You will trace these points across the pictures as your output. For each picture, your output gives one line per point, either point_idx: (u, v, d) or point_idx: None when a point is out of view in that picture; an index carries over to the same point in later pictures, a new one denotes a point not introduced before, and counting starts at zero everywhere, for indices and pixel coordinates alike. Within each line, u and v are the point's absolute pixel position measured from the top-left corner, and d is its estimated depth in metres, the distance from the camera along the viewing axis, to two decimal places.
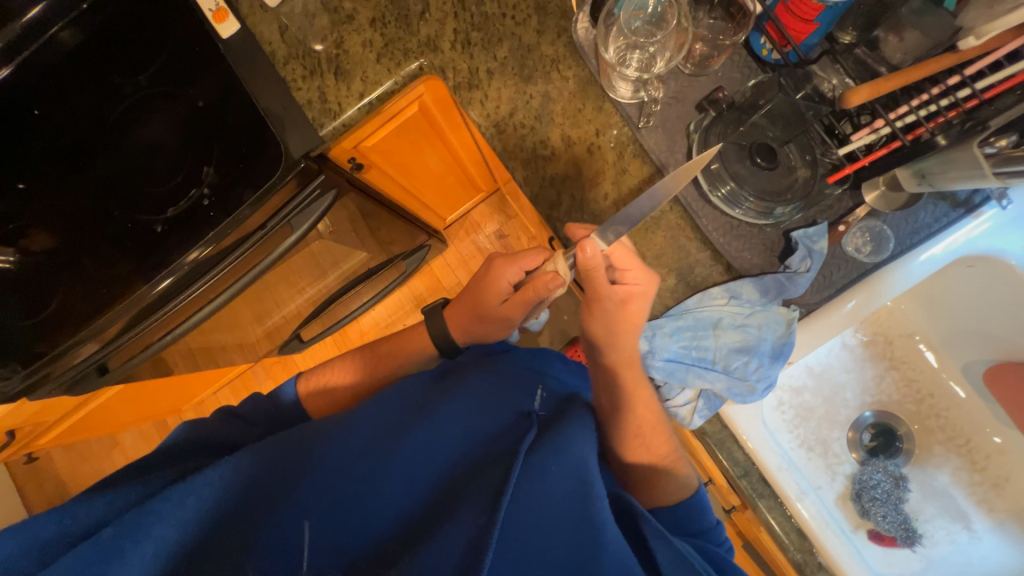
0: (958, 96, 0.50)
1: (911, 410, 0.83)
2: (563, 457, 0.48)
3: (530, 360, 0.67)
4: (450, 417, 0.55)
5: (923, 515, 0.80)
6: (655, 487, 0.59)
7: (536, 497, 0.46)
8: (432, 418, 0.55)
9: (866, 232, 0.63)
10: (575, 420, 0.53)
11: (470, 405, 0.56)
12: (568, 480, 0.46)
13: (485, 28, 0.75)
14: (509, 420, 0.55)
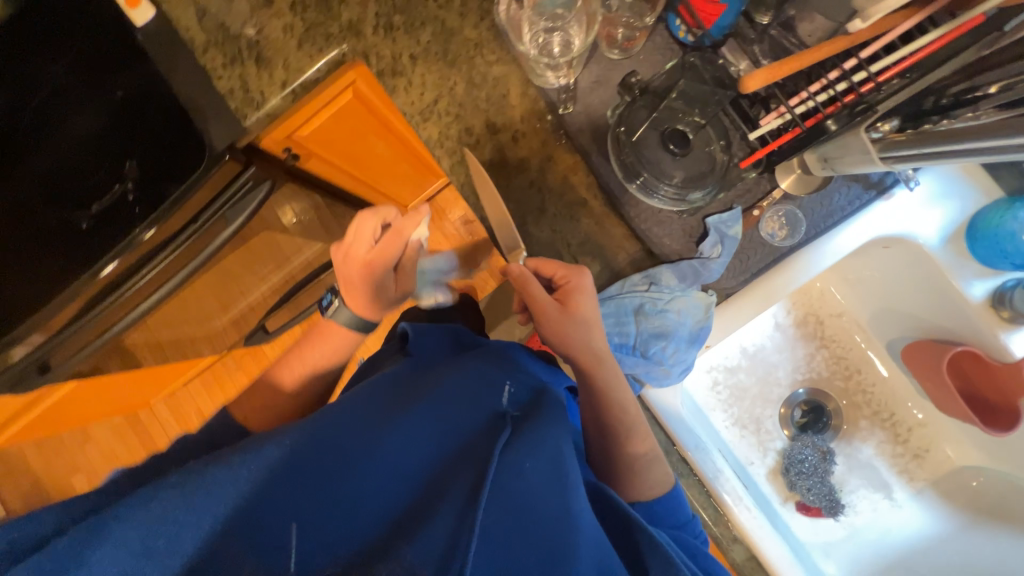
0: (856, 79, 0.49)
1: (840, 387, 0.85)
2: (539, 454, 0.45)
3: (500, 352, 0.58)
4: (422, 406, 0.46)
5: (848, 487, 0.84)
6: (639, 488, 0.59)
7: (516, 498, 0.41)
8: (401, 408, 0.46)
9: (781, 216, 0.63)
10: (548, 413, 0.50)
11: (441, 395, 0.48)
12: (546, 481, 0.43)
13: (407, 12, 0.73)
14: (482, 413, 0.48)
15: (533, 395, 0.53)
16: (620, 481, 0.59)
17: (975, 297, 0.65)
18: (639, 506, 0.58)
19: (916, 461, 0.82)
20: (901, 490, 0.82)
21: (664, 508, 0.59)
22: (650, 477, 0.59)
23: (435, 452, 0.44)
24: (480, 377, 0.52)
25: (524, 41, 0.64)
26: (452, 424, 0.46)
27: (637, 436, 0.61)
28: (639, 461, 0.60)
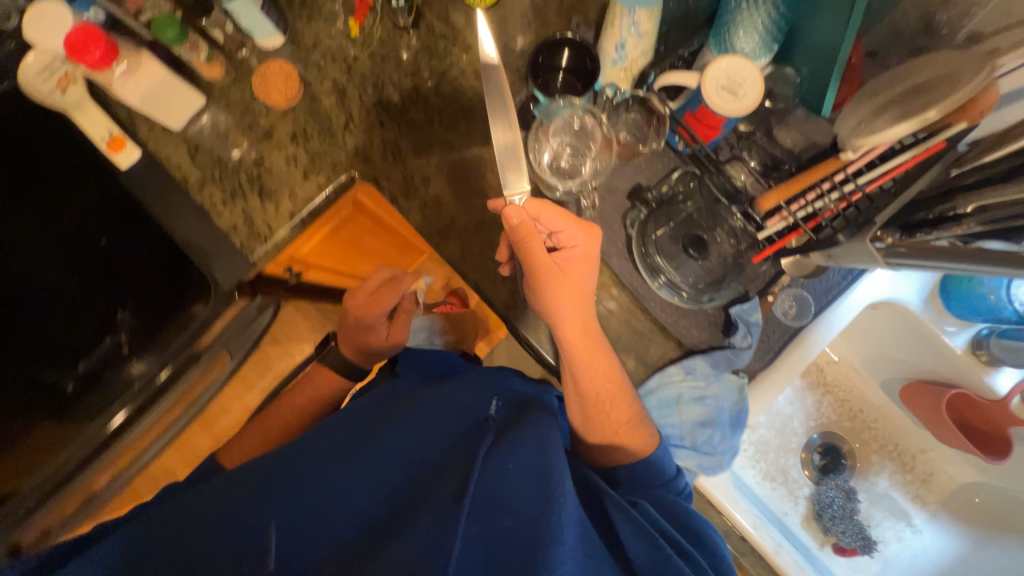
0: (846, 189, 0.58)
1: (848, 427, 0.92)
2: (520, 451, 0.47)
3: (482, 380, 0.67)
4: (409, 436, 0.56)
5: (875, 521, 0.90)
6: (624, 451, 0.64)
7: (499, 494, 0.43)
8: (393, 437, 0.56)
9: (791, 297, 0.70)
10: (531, 420, 0.54)
11: (428, 424, 0.57)
12: (527, 473, 0.45)
13: (414, 136, 0.76)
14: (463, 429, 0.56)
15: (522, 409, 0.59)
16: (610, 451, 0.64)
17: (959, 346, 0.74)
18: (624, 472, 0.64)
19: (924, 485, 0.90)
20: (919, 515, 0.90)
21: (648, 470, 0.62)
22: (634, 444, 0.63)
23: (423, 466, 0.52)
24: (461, 407, 0.60)
25: (540, 162, 0.67)
26: (436, 445, 0.54)
27: (619, 399, 0.64)
28: (625, 426, 0.64)
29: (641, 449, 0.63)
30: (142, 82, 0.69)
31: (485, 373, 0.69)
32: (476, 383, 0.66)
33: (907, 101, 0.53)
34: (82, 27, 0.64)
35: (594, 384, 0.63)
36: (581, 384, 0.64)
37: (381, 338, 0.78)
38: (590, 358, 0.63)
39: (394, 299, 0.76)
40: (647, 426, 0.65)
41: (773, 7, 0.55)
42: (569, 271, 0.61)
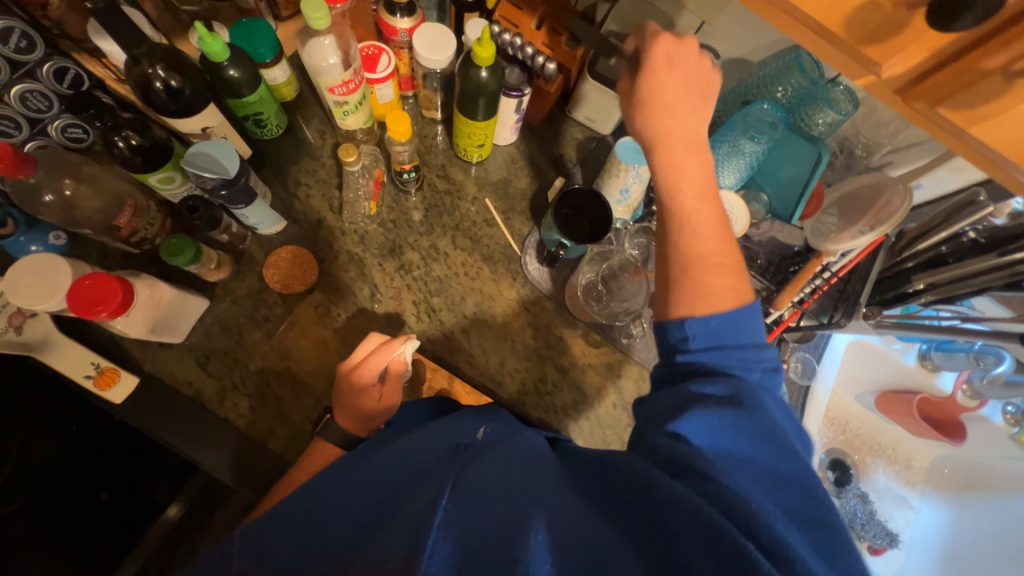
0: (824, 276, 0.73)
1: (842, 440, 1.06)
2: (504, 470, 0.44)
3: (468, 419, 0.59)
4: (382, 470, 0.51)
5: (889, 515, 1.04)
6: (696, 303, 0.45)
7: (472, 493, 0.39)
8: (364, 474, 0.52)
9: (798, 362, 0.83)
10: (512, 444, 0.50)
11: (400, 454, 0.52)
12: (506, 488, 0.41)
13: (444, 292, 0.78)
14: (440, 451, 0.52)
15: (508, 432, 0.56)
16: (679, 299, 0.45)
17: (912, 363, 0.94)
18: (691, 324, 0.44)
19: (909, 470, 1.08)
20: (914, 497, 1.06)
21: (724, 325, 0.43)
22: (722, 286, 0.45)
23: (397, 484, 0.48)
24: (438, 433, 0.56)
25: (576, 294, 0.77)
26: (413, 465, 0.50)
27: (707, 235, 0.47)
28: (707, 259, 0.46)
29: (727, 302, 0.44)
30: (151, 310, 0.62)
31: (481, 411, 0.63)
32: (463, 421, 0.58)
33: (855, 213, 0.70)
34: (94, 276, 0.52)
35: (687, 209, 0.47)
36: (662, 219, 0.49)
37: (372, 401, 0.64)
38: (676, 180, 0.48)
39: (380, 363, 0.63)
40: (743, 284, 0.46)
41: (752, 159, 0.68)
42: (670, 66, 0.49)
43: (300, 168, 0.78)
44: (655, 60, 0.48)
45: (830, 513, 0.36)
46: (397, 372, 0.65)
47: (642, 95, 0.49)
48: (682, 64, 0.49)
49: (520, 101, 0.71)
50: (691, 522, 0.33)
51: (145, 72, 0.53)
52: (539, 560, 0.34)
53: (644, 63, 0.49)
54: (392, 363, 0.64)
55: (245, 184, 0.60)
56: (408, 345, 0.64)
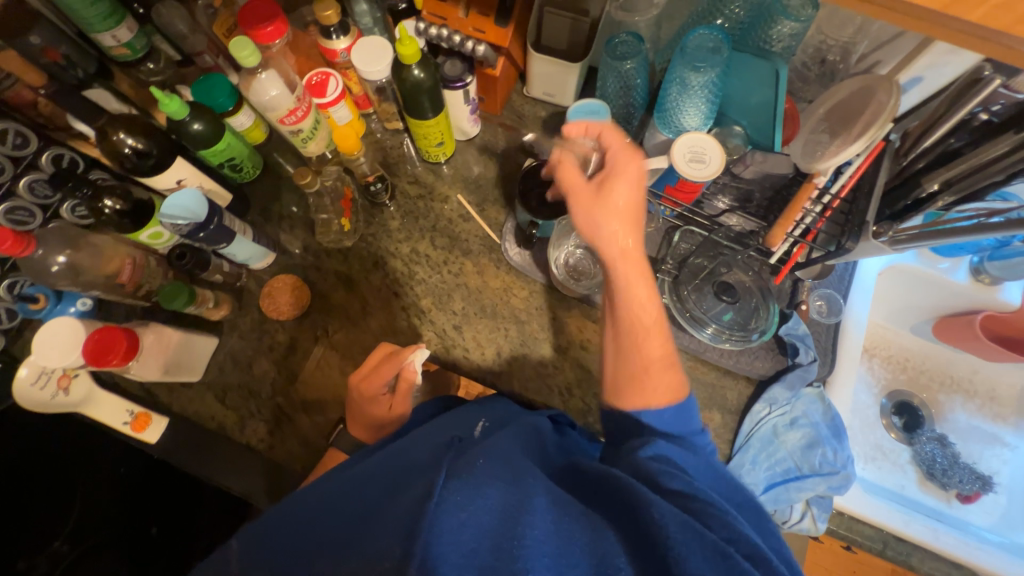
0: (824, 201, 0.66)
1: (905, 380, 0.96)
2: (498, 457, 0.43)
3: (476, 413, 0.60)
4: (385, 462, 0.51)
5: (977, 456, 0.91)
6: (653, 398, 0.50)
7: (468, 482, 0.38)
8: (359, 470, 0.52)
9: (820, 298, 0.76)
10: (508, 433, 0.50)
11: (398, 449, 0.53)
12: (500, 473, 0.40)
13: (432, 292, 0.79)
14: (435, 443, 0.51)
15: (505, 422, 0.56)
16: (624, 398, 0.51)
17: (965, 280, 0.81)
18: (651, 414, 0.49)
19: (993, 402, 0.94)
20: (1007, 433, 0.92)
21: (677, 416, 0.49)
22: (668, 382, 0.50)
23: (393, 479, 0.47)
24: (432, 428, 0.56)
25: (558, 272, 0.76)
26: (409, 459, 0.50)
27: (654, 337, 0.51)
28: (655, 363, 0.51)
29: (675, 396, 0.50)
30: (159, 353, 0.69)
31: (483, 403, 0.63)
32: (466, 415, 0.59)
33: (844, 123, 0.63)
34: (103, 329, 0.59)
35: (637, 318, 0.51)
36: (616, 316, 0.52)
37: (382, 410, 0.65)
38: (626, 281, 0.51)
39: (392, 371, 0.65)
40: (685, 378, 0.52)
41: (707, 91, 0.63)
42: (632, 178, 0.51)
43: (282, 202, 0.83)
44: (620, 171, 0.51)
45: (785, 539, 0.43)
46: (408, 381, 0.65)
47: (605, 196, 0.51)
48: (638, 174, 0.51)
49: (466, 91, 0.72)
50: (683, 525, 0.35)
51: (114, 142, 0.61)
52: (537, 558, 0.34)
53: (610, 171, 0.51)
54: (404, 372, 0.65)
55: (220, 224, 0.65)
56: (417, 355, 0.64)
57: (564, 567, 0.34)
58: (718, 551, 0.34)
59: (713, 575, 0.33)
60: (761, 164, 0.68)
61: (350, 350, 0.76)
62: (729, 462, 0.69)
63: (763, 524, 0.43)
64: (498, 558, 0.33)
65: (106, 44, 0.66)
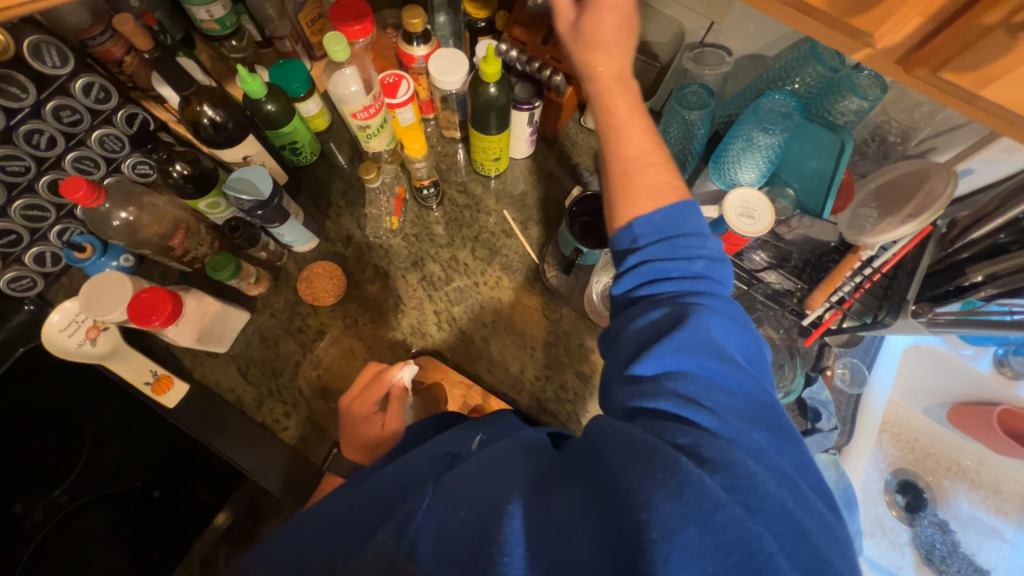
0: (866, 272, 0.68)
1: (913, 460, 0.96)
2: (488, 461, 0.45)
3: (493, 425, 0.60)
4: (388, 473, 0.52)
5: (975, 547, 0.91)
6: (644, 200, 0.49)
7: (454, 495, 0.41)
8: (363, 488, 0.52)
9: (846, 367, 0.78)
10: (505, 441, 0.50)
11: (399, 463, 0.53)
12: (485, 482, 0.42)
13: (464, 301, 0.80)
14: (434, 455, 0.53)
15: (503, 434, 0.56)
16: (615, 211, 0.51)
17: (986, 370, 0.82)
18: (638, 224, 0.48)
19: (998, 496, 0.93)
20: (1008, 528, 0.91)
21: (666, 221, 0.47)
22: (659, 182, 0.50)
23: (391, 489, 0.50)
24: (428, 444, 0.56)
25: (594, 299, 0.76)
26: (410, 470, 0.51)
27: (639, 133, 0.53)
28: (641, 159, 0.51)
29: (668, 201, 0.48)
30: (198, 321, 0.68)
31: (497, 417, 0.63)
32: (474, 427, 0.59)
33: (895, 203, 0.64)
34: (153, 290, 0.60)
35: (626, 150, 0.52)
36: (608, 159, 0.53)
37: (375, 428, 0.65)
38: (611, 90, 0.54)
39: (380, 391, 0.66)
40: (678, 180, 0.51)
41: (770, 152, 0.65)
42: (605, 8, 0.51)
43: (332, 191, 0.84)
44: (601, 1, 0.51)
45: (785, 426, 0.38)
46: (396, 392, 0.67)
47: (589, 34, 0.52)
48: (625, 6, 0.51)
49: (531, 114, 0.74)
50: (635, 454, 0.35)
51: (194, 111, 0.62)
52: (517, 544, 0.36)
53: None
54: (398, 384, 0.67)
55: (278, 204, 0.66)
56: (406, 371, 0.66)
57: (542, 549, 0.35)
58: (665, 467, 0.33)
59: (660, 494, 0.32)
60: (804, 226, 0.70)
61: (378, 345, 0.77)
62: None
63: (757, 413, 0.38)
64: (480, 551, 0.36)
65: (198, 18, 0.69)
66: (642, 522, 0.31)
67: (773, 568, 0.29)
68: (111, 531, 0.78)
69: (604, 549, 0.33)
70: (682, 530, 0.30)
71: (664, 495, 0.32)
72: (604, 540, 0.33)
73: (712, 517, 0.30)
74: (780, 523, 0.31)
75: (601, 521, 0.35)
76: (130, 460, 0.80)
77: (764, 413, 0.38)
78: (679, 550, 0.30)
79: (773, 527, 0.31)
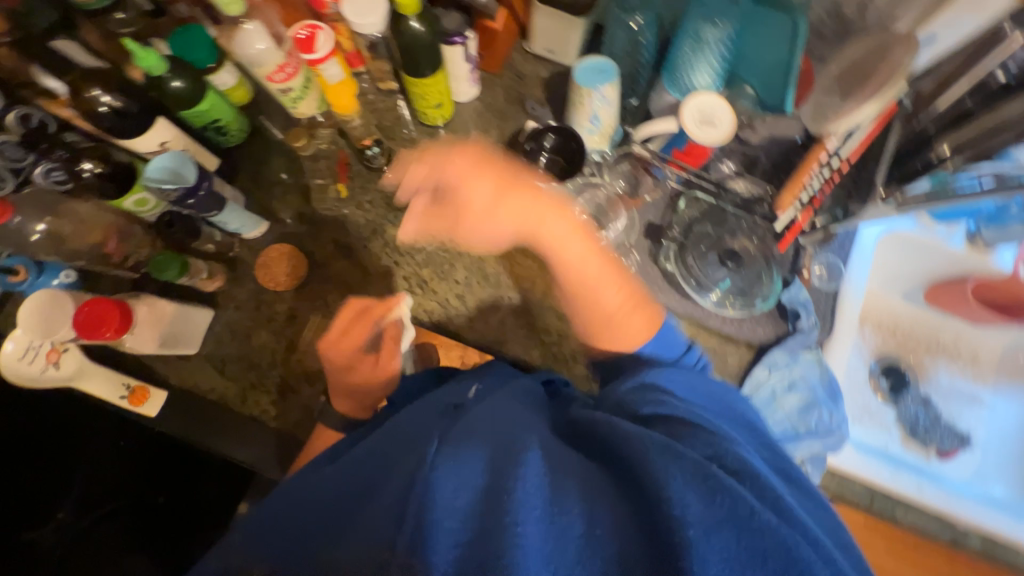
0: (833, 165, 0.64)
1: (899, 347, 0.96)
2: (486, 422, 0.45)
3: (480, 377, 0.61)
4: (377, 449, 0.50)
5: (955, 415, 0.94)
6: None
7: (459, 453, 0.39)
8: (355, 455, 0.52)
9: (822, 266, 0.77)
10: (498, 401, 0.50)
11: (389, 431, 0.52)
12: (487, 442, 0.41)
13: (433, 261, 0.77)
14: (433, 412, 0.54)
15: (499, 385, 0.57)
16: None
17: (960, 247, 0.83)
18: None
19: (974, 364, 0.97)
20: (985, 393, 0.96)
21: None
22: None
23: (384, 455, 0.49)
24: (426, 398, 0.57)
25: None
26: (405, 437, 0.50)
27: None
28: None
29: None
30: (156, 325, 0.67)
31: (487, 370, 0.63)
32: (466, 382, 0.60)
33: (856, 82, 0.61)
34: (101, 301, 0.60)
35: None
36: None
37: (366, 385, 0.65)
38: None
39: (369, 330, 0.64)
40: None
41: (723, 48, 0.63)
42: None
43: (271, 168, 0.78)
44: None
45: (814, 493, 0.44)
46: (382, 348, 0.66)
47: None
48: None
49: (466, 47, 0.69)
50: (664, 452, 0.38)
51: (89, 101, 0.57)
52: (531, 507, 0.35)
53: None
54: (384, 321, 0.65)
55: (210, 191, 0.61)
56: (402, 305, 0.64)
57: (561, 514, 0.35)
58: (700, 472, 0.36)
59: (693, 494, 0.35)
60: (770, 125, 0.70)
61: None
62: None
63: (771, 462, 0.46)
64: (489, 509, 0.35)
65: None
66: (674, 518, 0.34)
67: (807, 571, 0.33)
68: (131, 545, 0.80)
69: (631, 530, 0.35)
70: (719, 533, 0.33)
71: (699, 496, 0.34)
72: (631, 530, 0.35)
73: (749, 521, 0.34)
74: (802, 524, 0.36)
75: (631, 510, 0.36)
76: (131, 471, 0.80)
77: (800, 487, 0.44)
78: (716, 550, 0.33)
79: (809, 539, 0.36)
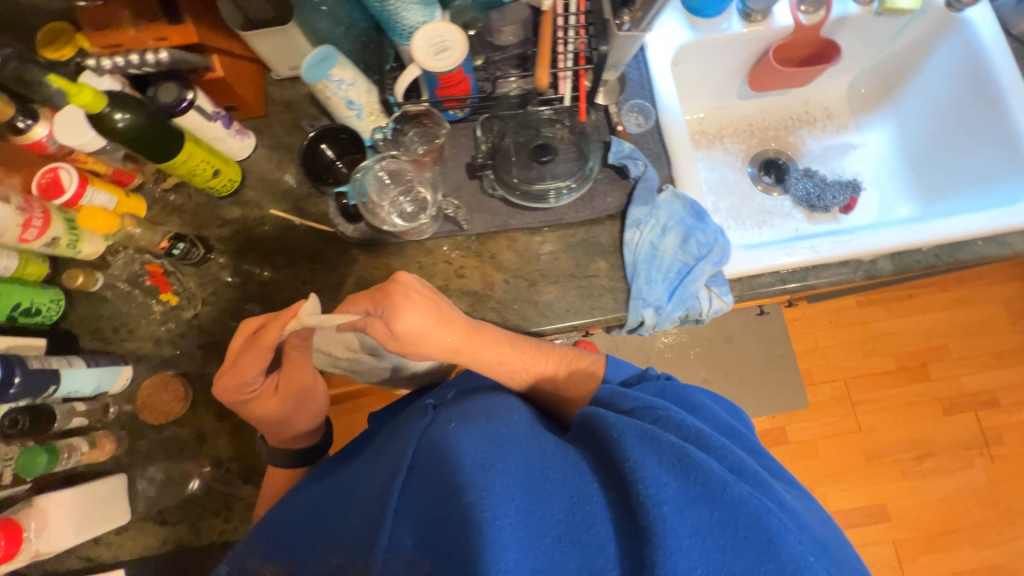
0: (572, 22, 0.69)
1: (759, 141, 1.01)
2: (475, 414, 0.52)
3: (456, 385, 0.67)
4: (355, 471, 0.54)
5: (839, 170, 0.98)
6: None
7: (439, 451, 0.46)
8: (296, 512, 0.53)
9: (632, 111, 0.78)
10: (473, 401, 0.56)
11: (357, 461, 0.56)
12: (467, 438, 0.47)
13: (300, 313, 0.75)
14: (414, 412, 0.58)
15: (475, 389, 0.63)
16: None
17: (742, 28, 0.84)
18: None
19: (834, 117, 1.01)
20: (853, 136, 1.00)
21: None
22: None
23: (357, 467, 0.54)
24: (403, 417, 0.60)
25: (395, 226, 0.72)
26: (380, 450, 0.54)
27: None
28: None
29: None
30: (68, 515, 0.65)
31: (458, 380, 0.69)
32: (443, 393, 0.65)
33: None
34: None
35: None
36: None
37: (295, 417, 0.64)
38: None
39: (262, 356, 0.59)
40: None
41: None
42: None
43: (108, 316, 0.76)
44: None
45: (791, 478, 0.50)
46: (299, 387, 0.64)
47: None
48: None
49: (200, 108, 0.67)
50: (642, 438, 0.42)
51: None
52: (508, 502, 0.40)
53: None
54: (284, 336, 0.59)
55: (29, 371, 0.60)
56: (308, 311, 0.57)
57: (532, 501, 0.41)
58: (675, 454, 0.41)
59: (672, 477, 0.39)
60: (510, 22, 0.73)
61: None
62: (628, 294, 0.73)
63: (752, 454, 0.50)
64: (457, 492, 0.42)
65: None
66: (651, 496, 0.38)
67: (774, 537, 0.37)
68: None
69: (610, 518, 0.40)
70: (694, 508, 0.38)
71: (674, 476, 0.39)
72: (612, 519, 0.40)
73: (723, 494, 0.38)
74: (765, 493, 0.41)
75: (612, 495, 0.41)
76: None
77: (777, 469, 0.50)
78: (689, 524, 0.37)
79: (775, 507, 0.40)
